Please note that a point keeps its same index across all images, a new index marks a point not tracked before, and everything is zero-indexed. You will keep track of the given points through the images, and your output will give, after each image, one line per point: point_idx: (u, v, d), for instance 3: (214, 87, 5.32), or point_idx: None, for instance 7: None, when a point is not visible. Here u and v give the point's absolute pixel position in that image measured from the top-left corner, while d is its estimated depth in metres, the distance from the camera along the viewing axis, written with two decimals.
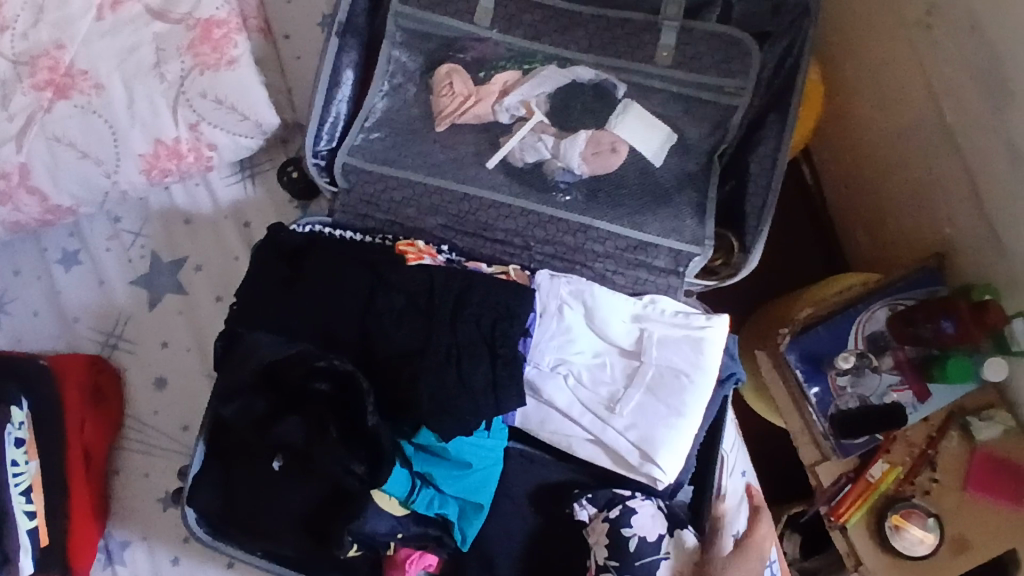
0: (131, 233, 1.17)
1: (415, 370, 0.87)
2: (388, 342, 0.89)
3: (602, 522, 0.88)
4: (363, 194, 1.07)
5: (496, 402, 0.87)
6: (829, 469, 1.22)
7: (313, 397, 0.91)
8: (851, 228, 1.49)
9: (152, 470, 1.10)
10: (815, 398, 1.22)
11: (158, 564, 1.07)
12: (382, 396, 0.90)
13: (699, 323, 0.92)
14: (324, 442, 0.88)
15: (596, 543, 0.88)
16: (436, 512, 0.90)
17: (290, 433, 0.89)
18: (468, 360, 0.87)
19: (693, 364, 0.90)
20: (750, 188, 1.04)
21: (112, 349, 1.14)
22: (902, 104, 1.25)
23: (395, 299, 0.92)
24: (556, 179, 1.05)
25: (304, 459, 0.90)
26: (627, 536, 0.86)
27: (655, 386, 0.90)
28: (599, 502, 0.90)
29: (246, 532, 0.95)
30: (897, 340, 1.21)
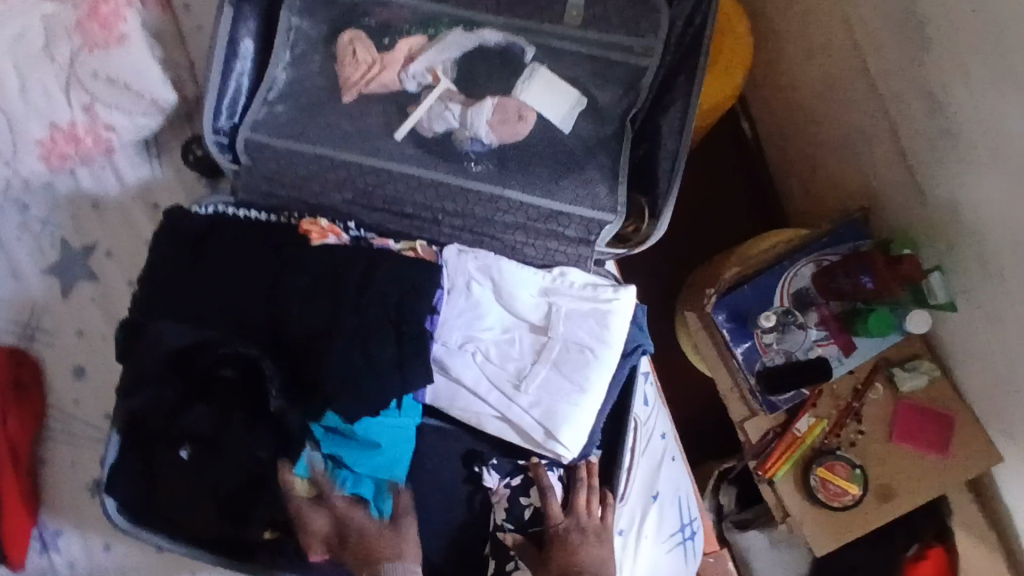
0: (40, 221, 1.14)
1: (319, 354, 0.86)
2: (294, 324, 0.88)
3: (503, 491, 0.93)
4: (267, 171, 1.04)
5: (402, 382, 0.87)
6: (758, 424, 1.24)
7: (219, 384, 0.90)
8: (789, 180, 1.47)
9: (78, 459, 1.09)
10: (742, 354, 1.23)
11: (92, 551, 1.08)
12: (289, 379, 0.90)
13: (606, 296, 0.95)
14: (232, 429, 0.89)
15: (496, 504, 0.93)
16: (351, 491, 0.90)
17: (199, 422, 0.89)
18: (372, 344, 0.87)
19: (598, 339, 0.93)
20: (661, 150, 1.03)
21: (30, 340, 1.12)
22: (827, 54, 1.23)
23: (296, 285, 0.90)
24: (464, 149, 1.02)
25: (215, 444, 0.90)
26: (522, 505, 0.92)
27: (560, 362, 0.93)
28: (505, 471, 0.94)
29: (167, 518, 0.95)
30: (821, 295, 1.22)
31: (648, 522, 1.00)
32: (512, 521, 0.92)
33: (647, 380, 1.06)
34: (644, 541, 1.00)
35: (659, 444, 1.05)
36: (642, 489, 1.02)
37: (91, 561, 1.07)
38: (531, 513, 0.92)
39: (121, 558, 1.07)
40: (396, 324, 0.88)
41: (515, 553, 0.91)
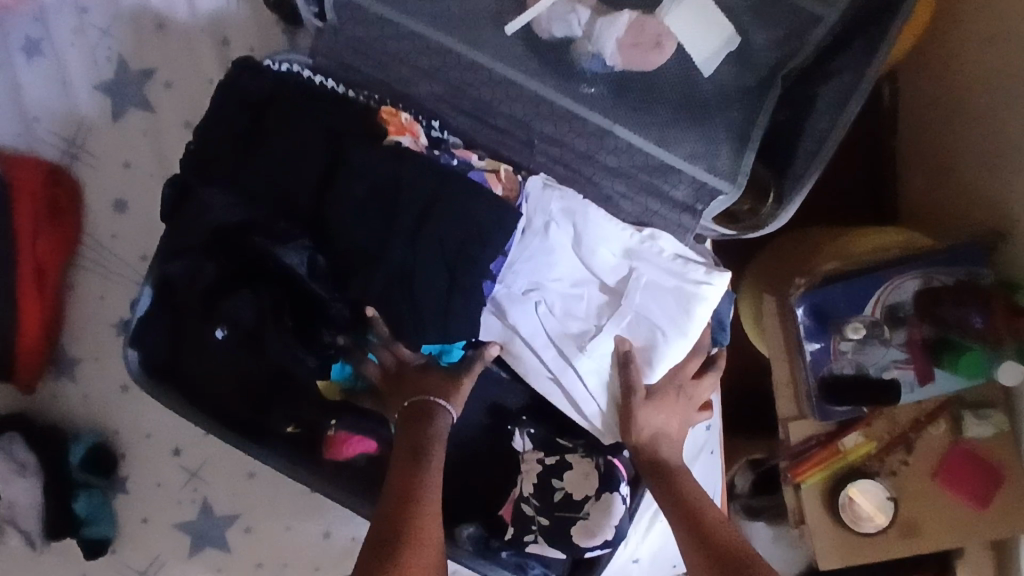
0: (98, 30, 1.02)
1: (373, 271, 0.79)
2: (345, 236, 0.80)
3: (534, 464, 0.87)
4: (352, 38, 0.91)
5: (444, 329, 0.81)
6: (801, 427, 1.16)
7: (279, 273, 0.82)
8: (916, 171, 1.32)
9: (108, 294, 1.05)
10: (811, 354, 1.13)
11: (106, 391, 1.05)
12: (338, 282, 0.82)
13: (694, 278, 0.85)
14: (278, 329, 0.83)
15: (524, 476, 0.88)
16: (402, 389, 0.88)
17: (242, 311, 0.83)
18: (421, 282, 0.79)
19: (674, 323, 0.84)
20: (807, 123, 0.88)
21: (72, 159, 1.04)
22: (1010, 43, 1.03)
23: (359, 188, 0.79)
24: (582, 65, 0.86)
25: (257, 337, 0.84)
26: (553, 486, 0.86)
27: (626, 336, 0.85)
28: (538, 440, 0.89)
29: (184, 391, 0.89)
30: (916, 314, 1.10)
31: None
32: (540, 498, 0.86)
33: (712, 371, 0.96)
34: None
35: (700, 434, 0.99)
36: None
37: (104, 401, 1.05)
38: (563, 497, 0.86)
39: (133, 405, 1.05)
40: (458, 257, 0.80)
41: (536, 527, 0.87)
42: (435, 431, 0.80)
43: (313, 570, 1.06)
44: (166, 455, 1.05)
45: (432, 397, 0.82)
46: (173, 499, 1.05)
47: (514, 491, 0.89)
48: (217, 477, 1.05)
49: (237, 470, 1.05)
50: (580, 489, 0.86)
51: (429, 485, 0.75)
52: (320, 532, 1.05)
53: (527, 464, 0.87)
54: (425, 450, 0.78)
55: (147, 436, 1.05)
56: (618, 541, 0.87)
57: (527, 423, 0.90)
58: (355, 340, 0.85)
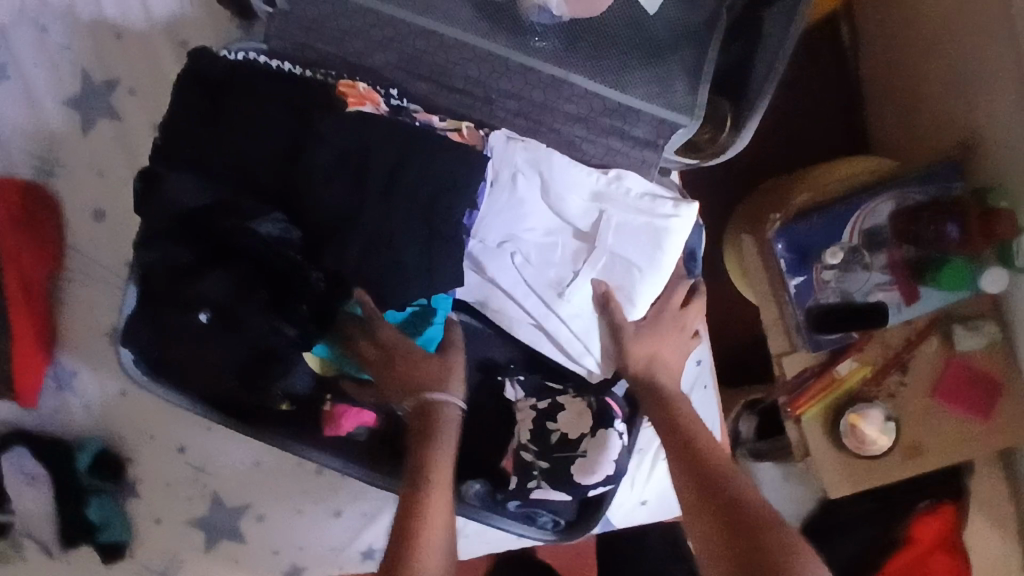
0: (60, 46, 1.04)
1: (345, 236, 0.80)
2: (318, 203, 0.81)
3: (529, 411, 0.89)
4: (303, 19, 0.91)
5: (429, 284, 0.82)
6: (795, 361, 1.17)
7: (248, 254, 0.83)
8: (882, 100, 1.33)
9: (97, 303, 1.07)
10: (795, 289, 1.14)
11: (107, 397, 1.07)
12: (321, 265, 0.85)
13: (662, 212, 0.86)
14: (254, 303, 0.83)
15: (521, 424, 0.89)
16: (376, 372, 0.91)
17: (215, 289, 0.83)
18: (398, 243, 0.80)
19: (646, 258, 0.86)
20: (759, 50, 0.88)
21: (47, 175, 1.06)
22: None
23: (326, 151, 0.81)
24: (531, 20, 0.89)
25: (234, 315, 0.83)
26: (549, 429, 0.87)
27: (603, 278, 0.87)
28: (530, 387, 0.90)
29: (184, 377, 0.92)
30: (895, 237, 1.12)
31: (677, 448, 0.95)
32: (539, 443, 0.88)
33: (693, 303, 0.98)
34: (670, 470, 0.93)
35: (691, 371, 1.01)
36: None
37: (106, 408, 1.07)
38: (562, 439, 0.87)
39: (135, 409, 1.07)
40: (432, 214, 0.81)
41: (539, 473, 0.88)
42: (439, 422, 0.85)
43: (330, 552, 1.09)
44: (172, 454, 1.07)
45: (432, 392, 0.85)
46: (183, 496, 1.07)
47: (513, 441, 0.90)
48: (224, 471, 1.07)
49: (242, 460, 1.07)
50: (574, 428, 0.87)
51: (440, 472, 0.81)
52: (332, 512, 1.08)
53: (522, 413, 0.89)
54: (434, 439, 0.83)
55: (150, 437, 1.07)
56: (619, 476, 0.90)
57: (517, 373, 0.92)
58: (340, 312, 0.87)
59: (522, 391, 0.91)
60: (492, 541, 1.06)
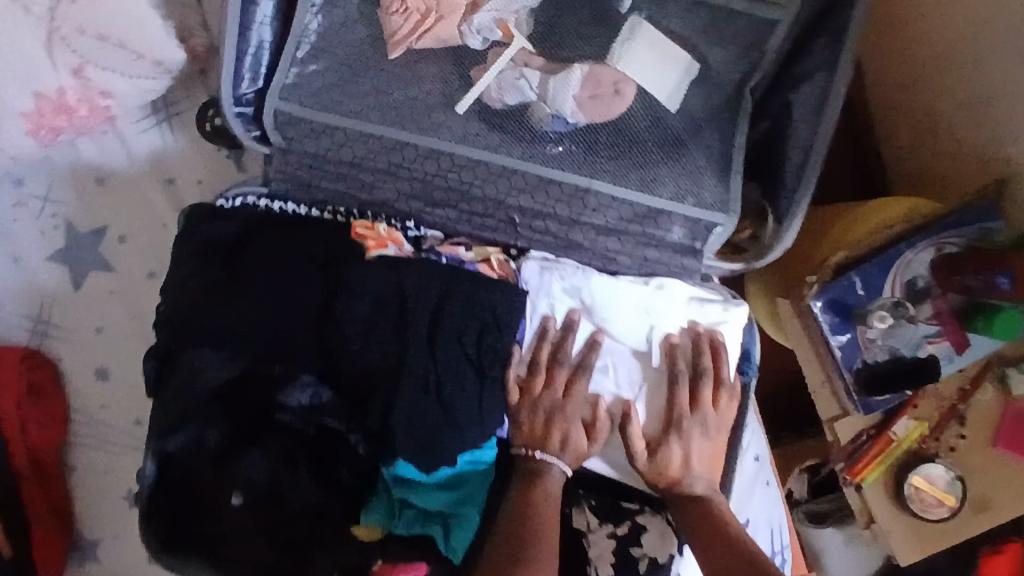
0: (39, 199, 0.98)
1: (391, 392, 0.78)
2: (356, 359, 0.79)
3: (607, 538, 0.83)
4: (305, 153, 0.87)
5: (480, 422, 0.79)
6: (848, 424, 1.13)
7: (285, 426, 0.80)
8: (894, 128, 1.27)
9: (114, 467, 1.00)
10: (839, 350, 1.09)
11: (135, 565, 1.01)
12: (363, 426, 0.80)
13: (713, 318, 0.84)
14: (296, 481, 0.79)
15: (598, 558, 0.83)
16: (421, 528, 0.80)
17: (255, 469, 0.79)
18: (449, 386, 0.78)
19: (702, 371, 0.82)
20: (790, 135, 0.82)
21: (43, 336, 0.99)
22: None
23: (360, 301, 0.79)
24: (544, 129, 0.83)
25: (274, 495, 0.79)
26: (635, 556, 0.83)
27: (661, 397, 0.82)
28: (604, 512, 0.85)
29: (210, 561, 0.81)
30: (939, 286, 1.06)
31: None
32: None
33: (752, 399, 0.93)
34: None
35: (751, 466, 0.95)
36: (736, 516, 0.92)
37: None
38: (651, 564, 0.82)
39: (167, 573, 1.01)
40: (479, 356, 0.79)
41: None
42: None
43: None
44: None
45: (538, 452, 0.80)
46: None
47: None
48: None
49: None
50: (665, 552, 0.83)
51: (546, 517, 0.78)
52: None
53: (596, 544, 0.83)
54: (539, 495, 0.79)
55: None
56: None
57: (586, 497, 0.86)
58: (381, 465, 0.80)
59: (594, 519, 0.84)
60: None
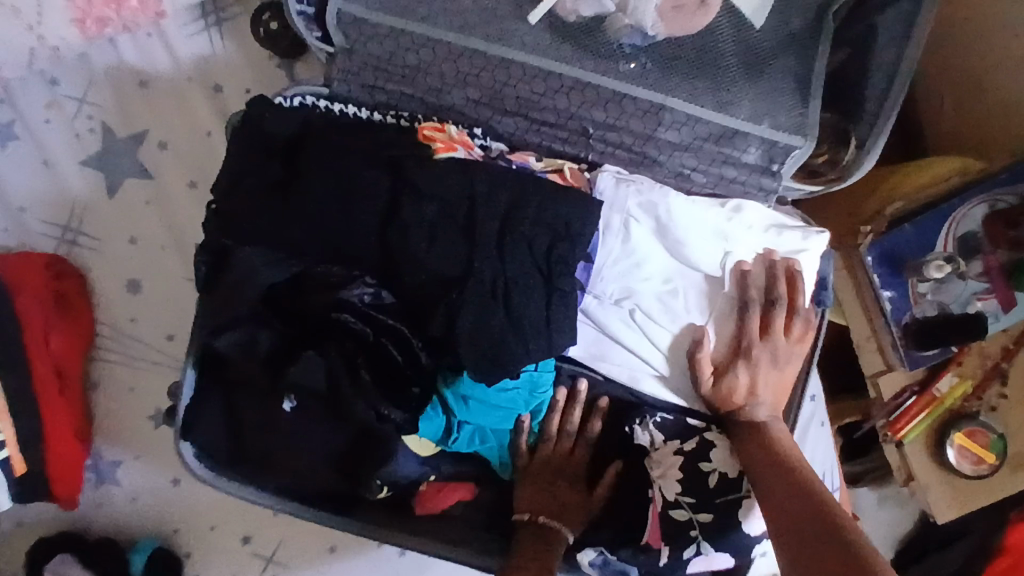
0: (74, 100, 0.93)
1: (453, 302, 0.71)
2: (419, 268, 0.73)
3: (672, 455, 0.80)
4: (367, 57, 0.83)
5: (549, 339, 0.73)
6: (893, 381, 1.11)
7: (342, 327, 0.75)
8: (932, 82, 1.18)
9: (138, 384, 0.95)
10: (888, 304, 1.08)
11: (158, 488, 0.95)
12: (422, 340, 0.74)
13: (792, 246, 0.78)
14: (356, 384, 0.75)
15: (661, 476, 0.80)
16: (477, 447, 0.81)
17: (313, 373, 0.76)
18: (517, 291, 0.72)
19: (775, 300, 0.76)
20: (874, 61, 0.80)
21: (72, 245, 0.94)
22: None
23: (427, 203, 0.74)
24: (621, 42, 0.80)
25: (333, 399, 0.76)
26: (705, 471, 0.79)
27: (731, 325, 0.78)
28: (671, 430, 0.81)
29: (271, 470, 0.81)
30: (991, 242, 1.05)
31: None
32: (692, 495, 0.78)
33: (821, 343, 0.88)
34: None
35: (807, 407, 0.91)
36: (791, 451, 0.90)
37: (159, 499, 0.95)
38: (720, 480, 0.78)
39: (191, 496, 0.95)
40: (549, 267, 0.73)
41: (697, 532, 0.77)
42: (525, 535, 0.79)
43: None
44: (236, 545, 0.95)
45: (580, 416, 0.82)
46: None
47: (655, 498, 0.80)
48: (297, 560, 0.95)
49: (317, 546, 0.95)
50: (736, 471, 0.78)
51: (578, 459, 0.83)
52: None
53: (662, 458, 0.80)
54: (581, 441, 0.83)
55: (211, 528, 0.95)
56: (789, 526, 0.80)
57: (652, 412, 0.82)
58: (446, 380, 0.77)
59: (659, 434, 0.81)
60: None
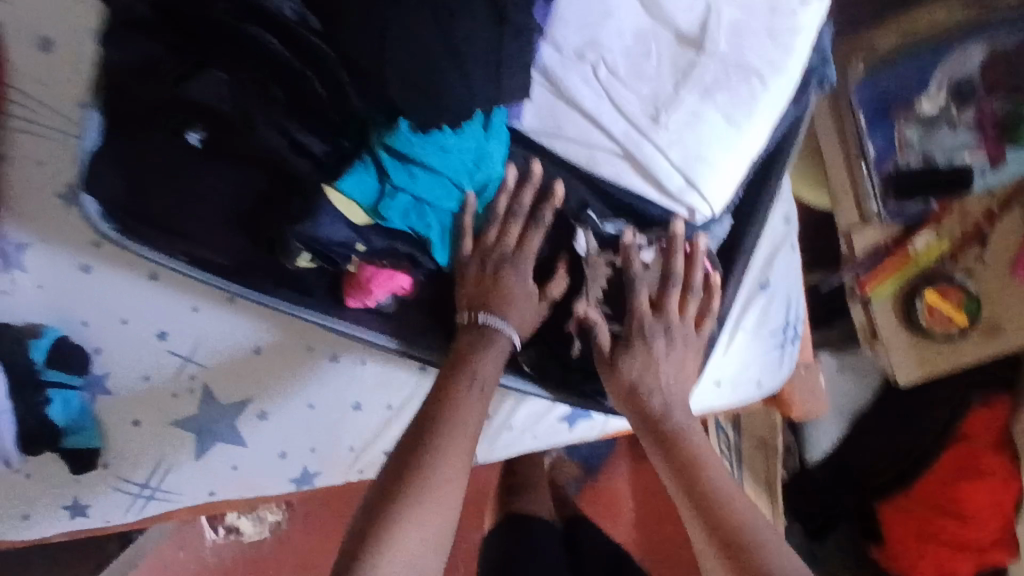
0: None
1: (380, 21, 0.59)
2: None
3: (604, 263, 0.72)
4: None
5: (497, 87, 0.64)
6: (868, 236, 1.06)
7: (254, 47, 0.62)
8: None
9: (44, 158, 0.80)
10: (873, 150, 1.01)
11: (63, 275, 0.83)
12: (345, 70, 0.63)
13: (785, 4, 0.67)
14: (268, 104, 0.64)
15: (593, 280, 0.73)
16: (410, 224, 0.70)
17: (209, 91, 0.62)
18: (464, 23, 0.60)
19: (771, 62, 0.67)
20: None
21: None
22: None
23: None
24: None
25: (236, 125, 0.64)
26: (636, 282, 0.71)
27: (716, 88, 0.67)
28: (608, 237, 0.72)
29: (184, 233, 0.71)
30: (986, 87, 0.95)
31: (751, 314, 0.84)
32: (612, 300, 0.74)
33: (795, 149, 0.75)
34: (734, 352, 0.85)
35: (779, 227, 0.85)
36: (753, 275, 0.84)
37: (65, 288, 0.83)
38: (644, 301, 0.71)
39: (102, 285, 0.83)
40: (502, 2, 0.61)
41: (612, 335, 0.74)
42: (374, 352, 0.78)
43: (347, 453, 0.91)
44: (150, 340, 0.85)
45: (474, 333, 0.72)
46: (166, 392, 0.87)
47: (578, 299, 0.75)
48: (220, 361, 0.86)
49: (240, 348, 0.85)
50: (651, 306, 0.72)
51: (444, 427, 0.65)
52: (351, 406, 0.88)
53: (595, 269, 0.72)
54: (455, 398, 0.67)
55: (123, 322, 0.84)
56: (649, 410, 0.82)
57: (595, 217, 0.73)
58: (380, 135, 0.66)
59: (594, 242, 0.72)
60: (540, 436, 0.92)
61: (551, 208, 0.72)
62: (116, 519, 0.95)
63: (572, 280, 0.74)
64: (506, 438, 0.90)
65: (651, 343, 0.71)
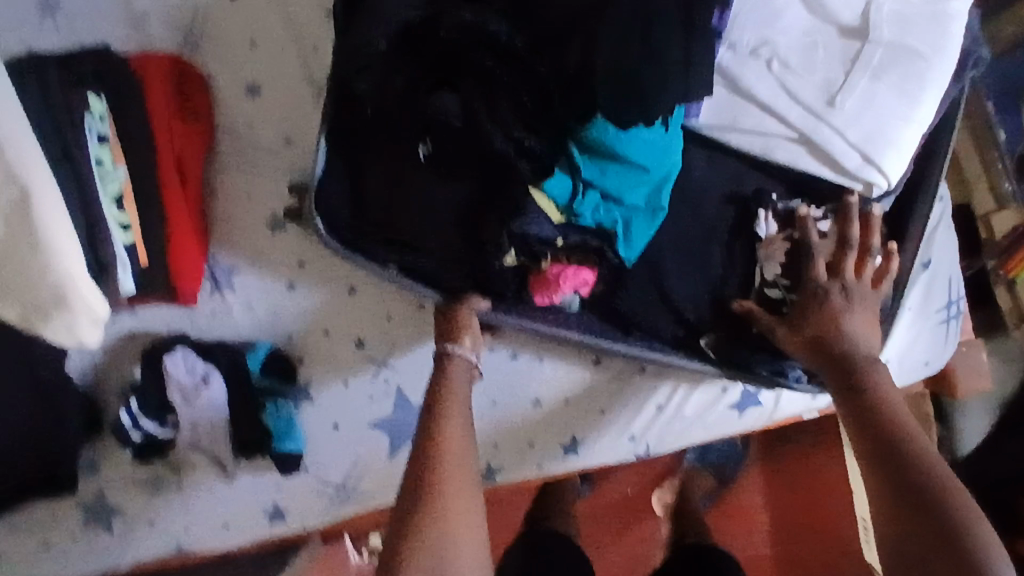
0: None
1: (593, 38, 0.68)
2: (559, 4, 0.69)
3: (781, 241, 0.78)
4: None
5: (686, 87, 0.69)
6: (1006, 217, 1.07)
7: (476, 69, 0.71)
8: None
9: (255, 189, 0.94)
10: (1004, 134, 1.06)
11: (272, 292, 0.94)
12: (555, 79, 0.71)
13: None
14: (495, 113, 0.72)
15: (768, 258, 0.79)
16: (597, 219, 0.76)
17: (452, 107, 0.72)
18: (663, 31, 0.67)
19: (934, 48, 0.74)
20: None
21: (195, 53, 0.93)
22: None
23: None
24: None
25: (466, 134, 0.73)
26: (816, 253, 0.75)
27: (887, 72, 0.74)
28: (787, 218, 0.79)
29: (399, 241, 0.80)
30: None
31: (918, 292, 0.87)
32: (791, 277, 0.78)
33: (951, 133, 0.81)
34: (902, 331, 0.87)
35: (937, 206, 0.88)
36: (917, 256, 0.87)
37: (274, 303, 0.94)
38: (821, 268, 0.75)
39: (307, 300, 0.94)
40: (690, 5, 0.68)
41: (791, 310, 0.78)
42: (464, 366, 0.76)
43: (525, 448, 0.95)
44: (349, 349, 0.94)
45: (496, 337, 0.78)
46: (363, 396, 0.95)
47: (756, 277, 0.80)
48: (410, 361, 0.95)
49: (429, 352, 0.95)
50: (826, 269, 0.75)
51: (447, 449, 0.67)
52: (530, 402, 0.94)
53: (770, 247, 0.79)
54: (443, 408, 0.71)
55: (325, 333, 0.94)
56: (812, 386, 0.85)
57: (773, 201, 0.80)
58: (579, 138, 0.73)
59: (773, 222, 0.80)
60: (711, 426, 0.95)
61: (737, 196, 0.81)
62: (308, 526, 0.99)
63: (752, 263, 0.80)
64: (677, 428, 0.95)
65: (829, 301, 0.73)
